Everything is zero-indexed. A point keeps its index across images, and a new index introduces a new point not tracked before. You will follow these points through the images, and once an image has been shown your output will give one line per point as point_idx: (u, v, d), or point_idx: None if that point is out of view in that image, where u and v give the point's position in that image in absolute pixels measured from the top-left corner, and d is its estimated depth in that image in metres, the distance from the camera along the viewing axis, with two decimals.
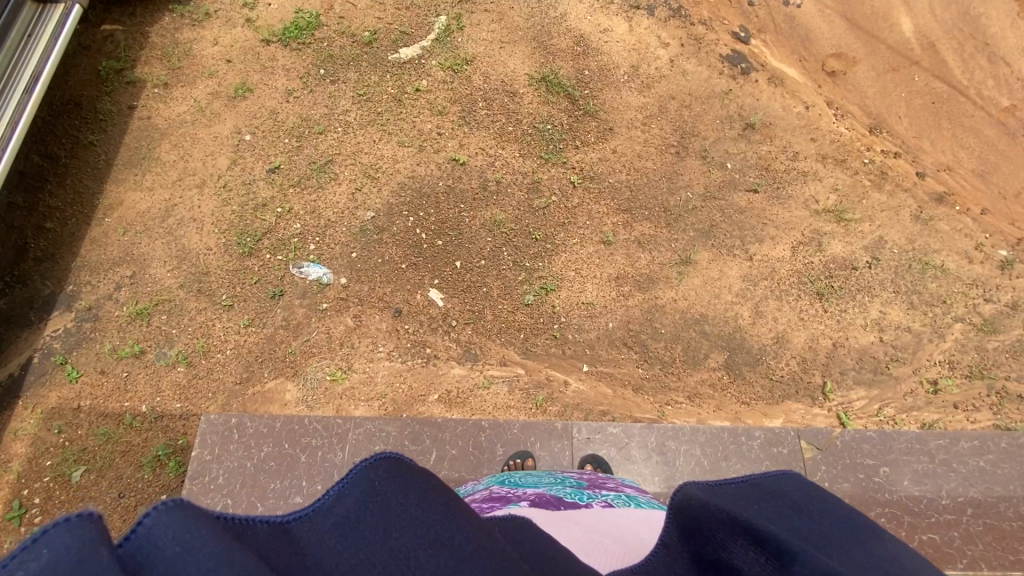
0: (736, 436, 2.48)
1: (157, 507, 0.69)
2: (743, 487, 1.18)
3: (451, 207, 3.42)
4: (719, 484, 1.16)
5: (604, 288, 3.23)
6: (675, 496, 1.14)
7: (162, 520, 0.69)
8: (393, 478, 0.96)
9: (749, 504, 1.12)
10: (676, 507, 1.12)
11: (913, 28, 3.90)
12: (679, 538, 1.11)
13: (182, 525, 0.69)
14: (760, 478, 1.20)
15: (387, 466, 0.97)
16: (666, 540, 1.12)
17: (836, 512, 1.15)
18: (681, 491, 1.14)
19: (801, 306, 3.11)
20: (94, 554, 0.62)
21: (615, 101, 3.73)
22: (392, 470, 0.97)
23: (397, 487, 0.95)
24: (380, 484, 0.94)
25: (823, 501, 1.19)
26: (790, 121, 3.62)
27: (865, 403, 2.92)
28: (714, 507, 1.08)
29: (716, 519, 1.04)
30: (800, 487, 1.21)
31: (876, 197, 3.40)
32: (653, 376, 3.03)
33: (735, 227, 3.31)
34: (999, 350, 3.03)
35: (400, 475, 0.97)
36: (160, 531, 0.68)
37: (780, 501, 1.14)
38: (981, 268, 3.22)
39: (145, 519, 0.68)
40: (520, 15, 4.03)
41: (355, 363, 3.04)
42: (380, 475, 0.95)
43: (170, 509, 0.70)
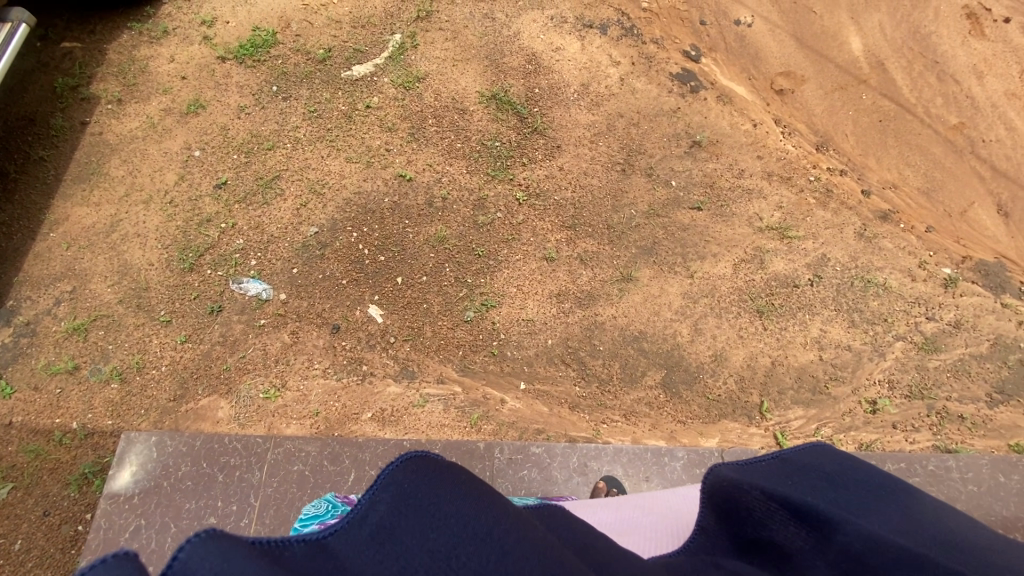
0: (659, 457, 2.48)
1: (193, 538, 0.63)
2: (774, 463, 1.22)
3: (395, 223, 3.40)
4: (751, 460, 1.22)
5: (545, 304, 3.21)
6: (707, 479, 1.21)
7: (196, 552, 0.62)
8: (427, 476, 0.87)
9: (783, 479, 1.16)
10: (711, 488, 1.19)
11: (862, 46, 3.93)
12: (716, 521, 1.17)
13: (221, 554, 0.63)
14: (794, 451, 1.25)
15: (416, 464, 0.89)
16: (703, 523, 1.19)
17: (868, 481, 1.18)
18: (713, 474, 1.21)
19: (740, 324, 3.10)
20: None
21: (564, 119, 3.75)
22: (423, 468, 0.88)
23: (430, 487, 0.87)
24: (413, 486, 0.85)
25: (856, 470, 1.22)
26: (737, 139, 3.64)
27: (802, 423, 2.89)
28: (748, 485, 1.13)
29: (750, 496, 1.11)
30: (832, 458, 1.24)
31: (820, 214, 3.39)
32: (591, 395, 3.00)
33: (678, 245, 3.33)
34: (940, 369, 3.00)
35: (432, 472, 0.89)
36: (197, 564, 0.62)
37: (812, 473, 1.18)
38: (924, 286, 3.20)
39: (179, 553, 0.61)
40: (473, 33, 4.07)
41: (290, 380, 3.02)
42: (412, 475, 0.87)
43: (203, 540, 0.64)
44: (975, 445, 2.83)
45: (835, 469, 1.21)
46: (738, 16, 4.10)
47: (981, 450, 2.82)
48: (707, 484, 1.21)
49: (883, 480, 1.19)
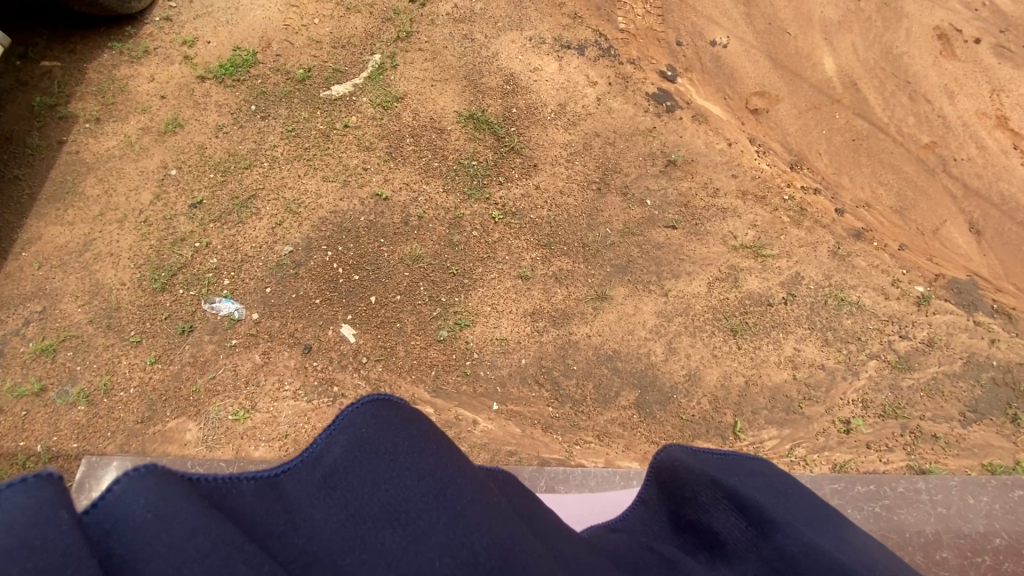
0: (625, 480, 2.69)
1: (128, 474, 0.71)
2: (727, 459, 1.36)
3: (370, 241, 3.39)
4: (708, 453, 1.36)
5: (519, 323, 3.19)
6: (660, 456, 1.36)
7: (130, 487, 0.71)
8: (381, 423, 0.96)
9: (732, 471, 1.30)
10: (667, 470, 1.34)
11: (835, 66, 3.98)
12: (659, 498, 1.34)
13: (157, 488, 0.72)
14: (751, 458, 1.38)
15: (373, 410, 0.97)
16: (648, 497, 1.37)
17: (812, 495, 1.30)
18: (670, 456, 1.35)
19: (714, 343, 3.10)
20: (49, 518, 0.65)
21: (541, 138, 3.78)
22: (381, 414, 0.97)
23: (385, 432, 0.95)
24: (366, 432, 0.94)
25: (803, 485, 1.33)
26: (711, 158, 3.68)
27: (776, 443, 2.87)
28: (696, 470, 1.28)
29: (695, 481, 1.26)
30: (783, 471, 1.37)
31: (794, 233, 3.41)
32: (564, 415, 2.97)
33: (653, 263, 3.35)
34: (914, 388, 2.99)
35: (389, 419, 0.97)
36: (131, 499, 0.70)
37: (761, 475, 1.31)
38: (897, 304, 3.20)
39: (112, 486, 0.70)
40: (453, 54, 4.11)
41: (260, 401, 2.99)
42: (368, 420, 0.95)
43: (140, 476, 0.72)
44: (949, 465, 2.83)
45: (785, 479, 1.33)
46: (714, 37, 4.16)
47: (955, 470, 2.82)
48: (659, 462, 1.36)
49: (822, 499, 1.30)
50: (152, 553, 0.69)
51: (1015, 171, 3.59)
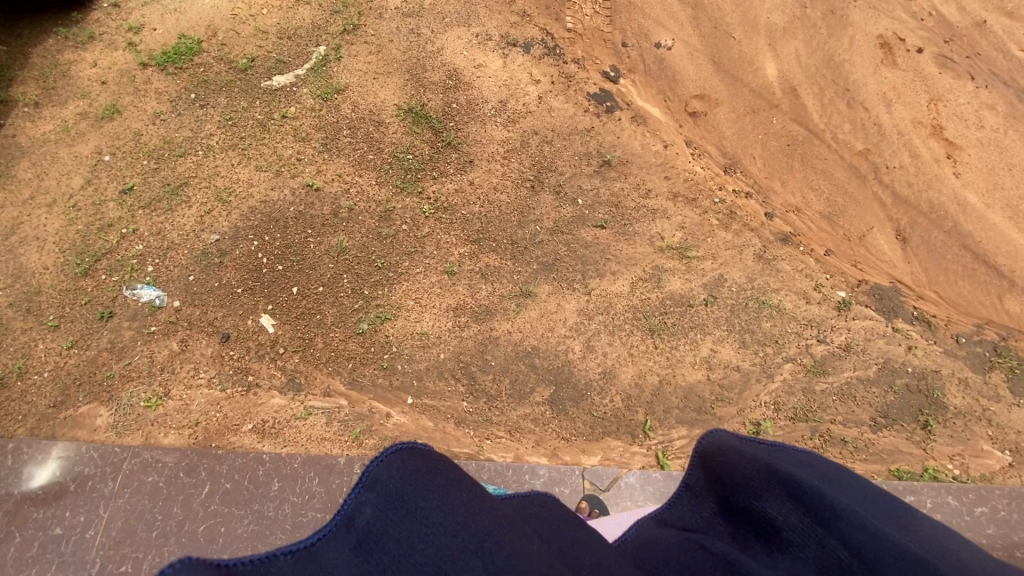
0: (520, 474, 2.72)
1: (178, 562, 0.78)
2: (775, 449, 1.30)
3: (298, 232, 3.38)
4: (756, 438, 1.32)
5: (441, 318, 3.17)
6: (706, 439, 1.32)
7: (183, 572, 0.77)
8: (408, 474, 1.04)
9: (782, 457, 1.27)
10: (709, 450, 1.30)
11: (776, 72, 4.01)
12: (706, 483, 1.30)
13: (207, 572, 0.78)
14: (789, 449, 1.31)
15: (399, 461, 1.06)
16: (694, 480, 1.34)
17: (864, 484, 1.27)
18: (716, 438, 1.30)
19: (632, 342, 3.13)
20: None
21: (479, 134, 3.77)
22: (406, 466, 1.05)
23: (413, 483, 1.03)
24: (395, 485, 1.02)
25: (848, 473, 1.30)
26: (646, 159, 3.71)
27: (685, 443, 2.90)
28: (747, 457, 1.23)
29: (748, 466, 1.22)
30: (832, 461, 1.31)
31: (721, 235, 3.43)
32: (477, 410, 2.96)
33: (579, 262, 3.37)
34: (827, 392, 3.01)
35: (415, 470, 1.05)
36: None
37: (813, 467, 1.26)
38: (818, 308, 3.22)
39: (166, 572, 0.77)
40: (397, 48, 4.11)
41: (173, 389, 2.99)
42: (394, 474, 1.03)
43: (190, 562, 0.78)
44: (856, 469, 2.83)
45: (833, 469, 1.28)
46: (660, 39, 4.18)
47: (862, 474, 2.82)
48: (706, 446, 1.31)
49: (875, 490, 1.27)
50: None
51: (946, 180, 3.61)
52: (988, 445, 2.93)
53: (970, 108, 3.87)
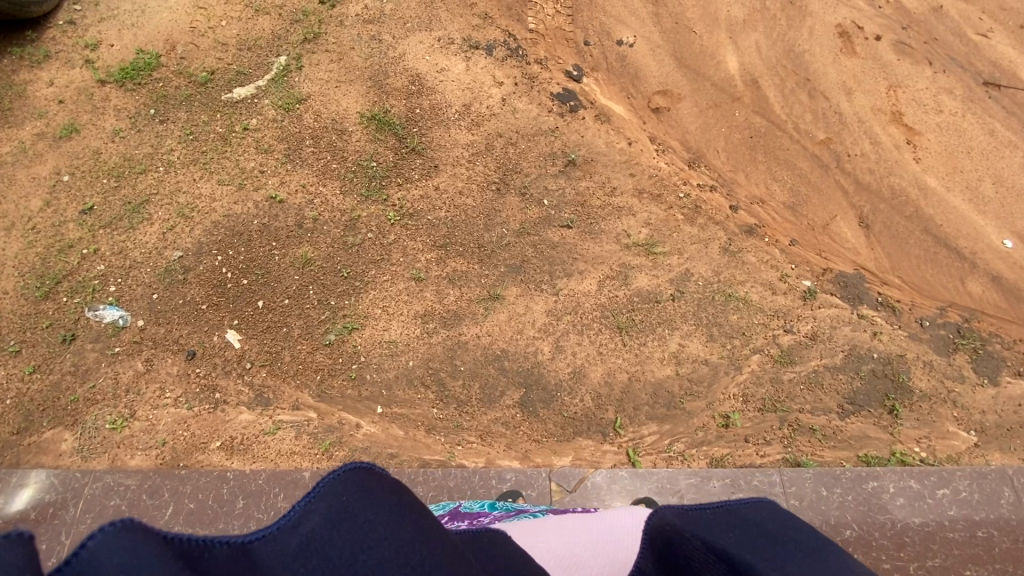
0: (487, 479, 2.72)
1: (104, 529, 0.65)
2: (718, 514, 1.18)
3: (262, 245, 3.36)
4: (695, 508, 1.20)
5: (409, 325, 3.14)
6: (650, 522, 1.19)
7: (105, 544, 0.65)
8: (364, 491, 0.89)
9: (723, 529, 1.13)
10: (653, 534, 1.16)
11: (738, 65, 4.03)
12: (654, 564, 1.14)
13: (131, 547, 0.66)
14: (738, 507, 1.21)
15: (357, 477, 0.90)
16: (644, 565, 1.16)
17: (810, 538, 1.14)
18: (657, 518, 1.17)
19: (601, 341, 3.14)
20: None
21: (443, 138, 3.75)
22: (365, 483, 0.91)
23: (368, 500, 0.88)
24: (349, 499, 0.87)
25: (804, 529, 1.18)
26: (611, 157, 3.72)
27: (655, 439, 2.91)
28: (688, 531, 1.11)
29: (688, 544, 1.08)
30: (775, 518, 1.18)
31: (687, 230, 3.46)
32: (448, 417, 2.94)
33: (546, 263, 3.37)
34: (795, 381, 3.03)
35: (371, 487, 0.90)
36: (103, 557, 0.65)
37: (755, 525, 1.15)
38: (784, 299, 3.24)
39: (89, 540, 0.64)
40: (359, 55, 4.08)
41: (139, 409, 2.95)
42: (350, 488, 0.88)
43: (116, 531, 0.66)
44: (824, 456, 2.86)
45: (782, 525, 1.17)
46: (621, 36, 4.19)
47: (831, 461, 2.85)
48: (651, 529, 1.18)
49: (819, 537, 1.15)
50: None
51: (907, 166, 3.64)
52: (954, 427, 2.97)
53: (928, 94, 3.91)
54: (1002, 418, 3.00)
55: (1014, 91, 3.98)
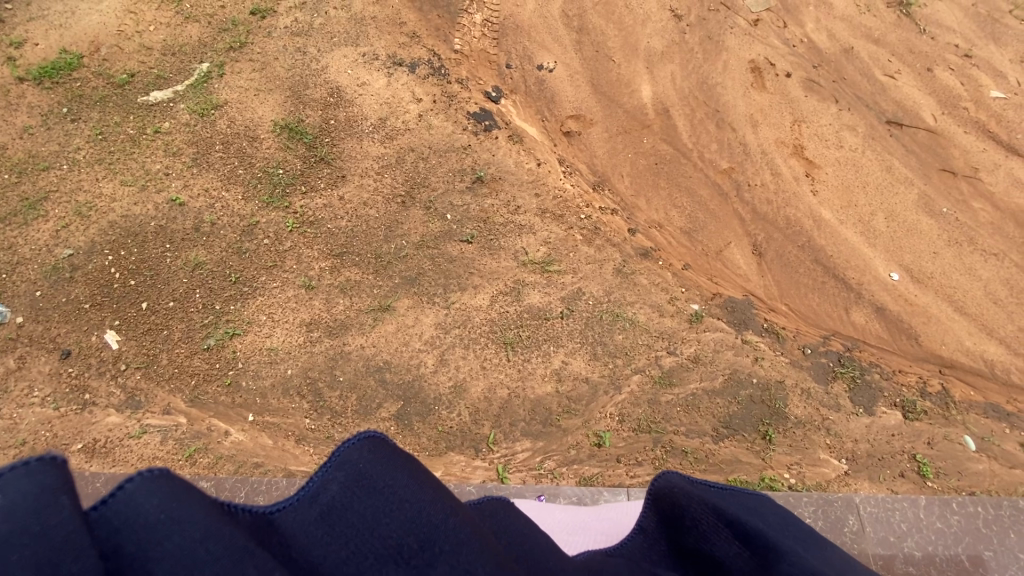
0: None
1: (142, 473, 0.66)
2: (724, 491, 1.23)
3: (156, 247, 3.35)
4: (699, 479, 1.22)
5: (292, 333, 3.12)
6: (656, 480, 1.19)
7: (143, 487, 0.66)
8: (381, 458, 0.85)
9: (732, 501, 1.18)
10: (659, 492, 1.17)
11: (651, 94, 4.15)
12: (657, 524, 1.18)
13: (167, 491, 0.67)
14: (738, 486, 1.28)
15: (371, 445, 0.86)
16: (646, 524, 1.20)
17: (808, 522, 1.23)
18: (664, 479, 1.19)
19: (485, 355, 3.13)
20: (52, 503, 0.62)
21: (354, 150, 3.77)
22: (381, 449, 0.86)
23: (384, 467, 0.84)
24: (365, 467, 0.83)
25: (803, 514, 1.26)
26: (519, 177, 3.78)
27: (527, 456, 2.90)
28: (698, 496, 1.14)
29: (699, 507, 1.12)
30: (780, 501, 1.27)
31: (584, 251, 3.54)
32: (320, 427, 2.90)
33: (441, 276, 3.36)
34: (672, 403, 3.06)
35: (388, 455, 0.86)
36: (143, 498, 0.65)
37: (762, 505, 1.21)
38: (670, 321, 3.31)
39: (126, 483, 0.65)
40: (282, 66, 4.13)
41: (3, 407, 2.89)
42: (365, 456, 0.84)
43: (153, 477, 0.67)
44: (694, 479, 2.86)
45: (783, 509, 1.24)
46: (542, 61, 4.30)
47: None
48: (655, 489, 1.19)
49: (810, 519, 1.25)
50: (168, 553, 0.64)
51: (803, 198, 3.74)
52: (825, 454, 2.97)
53: (831, 129, 4.04)
54: (874, 447, 3.00)
55: (915, 130, 4.09)
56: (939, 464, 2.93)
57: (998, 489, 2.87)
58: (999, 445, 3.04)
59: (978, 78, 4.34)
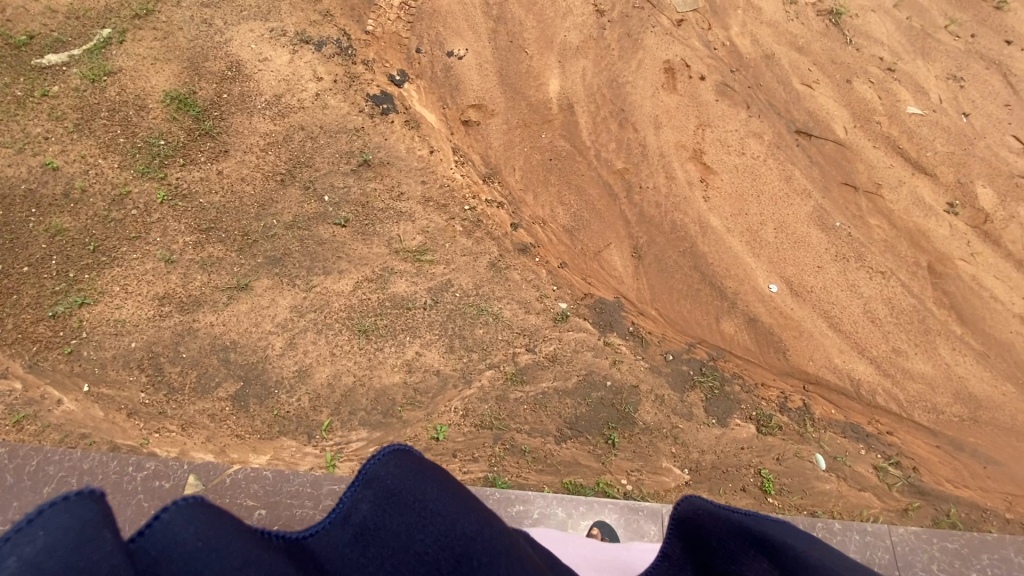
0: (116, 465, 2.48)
1: (176, 504, 0.70)
2: None
3: (22, 211, 3.30)
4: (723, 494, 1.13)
5: (143, 306, 3.08)
6: (677, 503, 1.09)
7: (179, 516, 0.70)
8: (408, 474, 0.86)
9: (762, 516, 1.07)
10: (681, 516, 1.07)
11: (558, 88, 4.09)
12: (682, 551, 1.08)
13: (203, 519, 0.71)
14: None
15: (398, 459, 0.87)
16: (671, 551, 1.09)
17: None
18: (686, 501, 1.08)
19: (336, 342, 3.05)
20: (92, 539, 0.65)
21: (241, 125, 3.71)
22: (407, 465, 0.87)
23: (414, 482, 0.86)
24: (394, 483, 0.85)
25: None
26: (408, 163, 3.72)
27: (361, 445, 2.83)
28: (727, 517, 1.04)
29: (728, 530, 1.02)
30: None
31: (461, 242, 3.48)
32: (154, 402, 2.86)
33: (308, 258, 3.28)
34: (520, 401, 3.01)
35: (414, 469, 0.87)
36: (179, 527, 0.70)
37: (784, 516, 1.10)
38: (534, 319, 3.27)
39: (160, 515, 0.69)
40: (184, 36, 4.05)
41: None
42: (393, 472, 0.86)
43: (188, 505, 0.71)
44: (527, 479, 2.81)
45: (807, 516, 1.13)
46: (453, 48, 4.24)
47: (532, 485, 2.80)
48: (678, 512, 1.09)
49: None
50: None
51: (693, 203, 3.69)
52: (668, 463, 2.90)
53: (735, 136, 3.96)
54: (720, 459, 2.93)
55: (823, 142, 4.01)
56: (783, 481, 2.86)
57: (838, 510, 2.79)
58: (849, 466, 2.98)
59: (897, 92, 4.24)
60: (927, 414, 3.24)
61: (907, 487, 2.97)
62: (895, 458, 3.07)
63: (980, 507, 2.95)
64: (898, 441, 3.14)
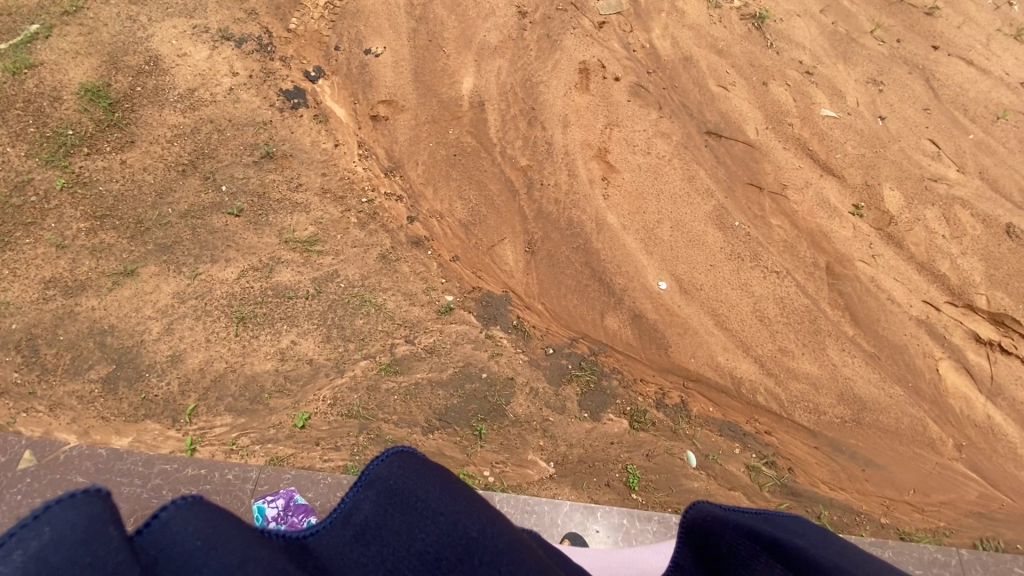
0: None
1: (175, 501, 0.75)
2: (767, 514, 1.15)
3: None
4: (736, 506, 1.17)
5: (28, 289, 3.13)
6: (688, 512, 1.16)
7: (177, 515, 0.75)
8: (409, 473, 0.92)
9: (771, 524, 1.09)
10: (691, 522, 1.14)
11: (471, 86, 4.15)
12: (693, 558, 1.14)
13: (203, 518, 0.76)
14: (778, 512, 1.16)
15: (400, 461, 0.94)
16: (681, 559, 1.16)
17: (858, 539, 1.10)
18: (694, 510, 1.15)
19: (214, 328, 3.08)
20: (97, 535, 0.67)
21: (151, 118, 3.79)
22: (407, 465, 0.94)
23: (417, 481, 0.92)
24: (397, 482, 0.91)
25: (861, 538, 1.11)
26: (312, 156, 3.79)
27: (224, 431, 2.83)
28: (733, 522, 1.09)
29: (733, 534, 1.07)
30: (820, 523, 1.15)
31: (354, 234, 3.52)
32: (25, 382, 2.91)
33: (197, 246, 3.33)
34: (391, 391, 2.97)
35: (415, 469, 0.94)
36: (179, 526, 0.74)
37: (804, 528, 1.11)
38: (418, 310, 3.29)
39: (161, 513, 0.74)
40: (109, 31, 4.08)
41: None
42: (396, 472, 0.92)
43: (188, 505, 0.76)
44: None
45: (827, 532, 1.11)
46: (371, 46, 4.32)
47: None
48: (688, 520, 1.15)
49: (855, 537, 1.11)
50: None
51: (592, 201, 3.72)
52: (534, 455, 2.83)
53: (642, 136, 3.98)
54: (588, 453, 2.88)
55: (732, 143, 4.01)
56: (649, 477, 2.80)
57: None
58: (720, 464, 2.93)
59: (813, 96, 4.25)
60: (808, 414, 3.21)
61: (778, 486, 2.93)
62: (770, 458, 3.04)
63: (855, 510, 2.92)
64: (775, 441, 3.12)
